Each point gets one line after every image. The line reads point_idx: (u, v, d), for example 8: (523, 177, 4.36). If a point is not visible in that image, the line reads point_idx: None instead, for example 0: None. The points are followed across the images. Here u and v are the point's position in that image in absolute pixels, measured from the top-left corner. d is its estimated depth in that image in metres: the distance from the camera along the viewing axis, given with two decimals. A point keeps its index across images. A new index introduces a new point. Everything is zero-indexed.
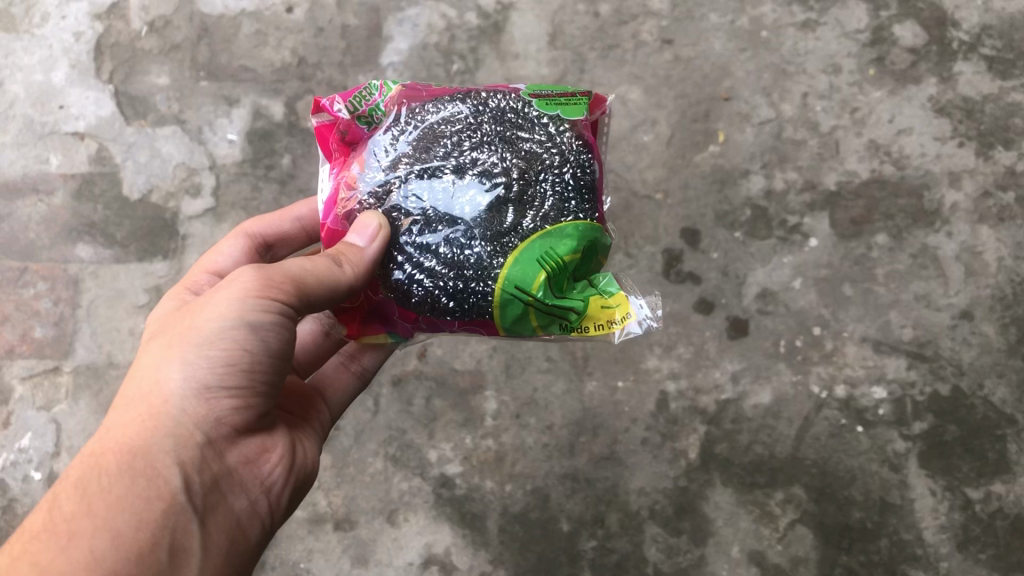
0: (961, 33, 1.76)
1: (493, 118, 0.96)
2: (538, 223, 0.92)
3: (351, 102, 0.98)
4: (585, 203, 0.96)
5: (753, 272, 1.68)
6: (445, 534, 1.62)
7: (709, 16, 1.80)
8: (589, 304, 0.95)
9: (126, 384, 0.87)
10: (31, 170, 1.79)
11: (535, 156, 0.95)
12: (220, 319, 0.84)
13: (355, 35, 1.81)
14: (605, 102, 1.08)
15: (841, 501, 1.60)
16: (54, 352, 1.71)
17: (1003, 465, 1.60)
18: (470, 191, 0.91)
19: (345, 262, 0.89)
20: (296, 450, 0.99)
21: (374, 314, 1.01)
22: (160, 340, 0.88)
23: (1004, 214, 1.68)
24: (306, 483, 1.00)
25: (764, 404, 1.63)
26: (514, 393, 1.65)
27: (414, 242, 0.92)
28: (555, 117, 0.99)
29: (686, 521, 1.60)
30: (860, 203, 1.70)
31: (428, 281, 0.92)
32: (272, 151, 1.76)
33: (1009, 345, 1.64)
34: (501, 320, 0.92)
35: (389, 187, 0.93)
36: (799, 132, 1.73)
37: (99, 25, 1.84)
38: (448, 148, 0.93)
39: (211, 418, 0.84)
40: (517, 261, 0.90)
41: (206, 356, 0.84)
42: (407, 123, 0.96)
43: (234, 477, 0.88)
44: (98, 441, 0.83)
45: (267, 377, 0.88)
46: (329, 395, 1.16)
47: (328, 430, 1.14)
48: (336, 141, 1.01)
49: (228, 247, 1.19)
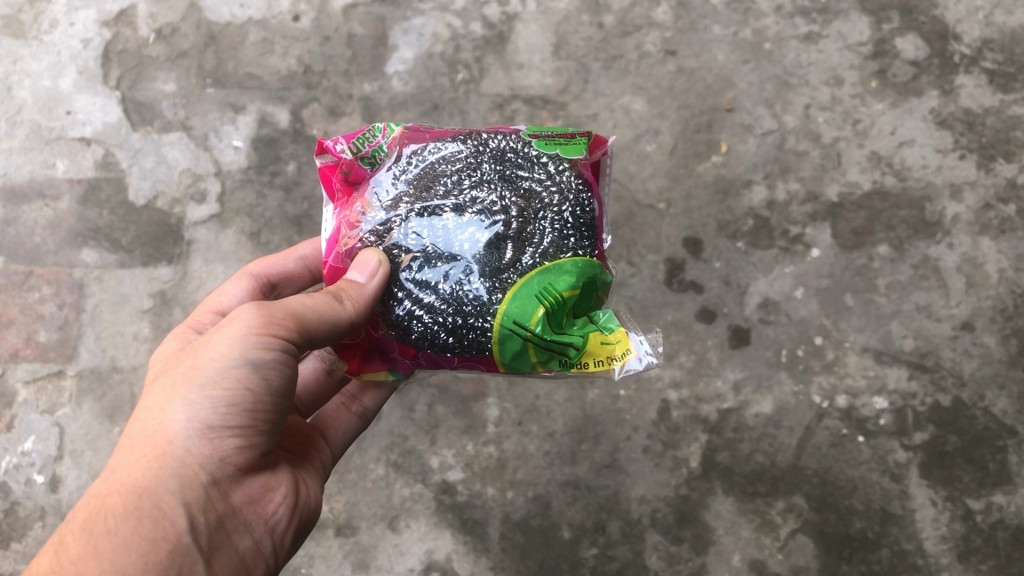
0: (963, 46, 1.78)
1: (492, 158, 0.98)
2: (536, 260, 0.93)
3: (354, 143, 1.01)
4: (585, 240, 0.97)
5: (755, 282, 1.69)
6: (446, 541, 1.62)
7: (712, 27, 1.81)
8: (589, 340, 0.94)
9: (131, 426, 0.87)
10: (38, 175, 1.80)
11: (534, 194, 0.96)
12: (223, 358, 0.85)
13: (361, 43, 1.83)
14: (606, 144, 1.10)
15: (842, 510, 1.60)
16: (58, 356, 1.72)
17: (1004, 476, 1.60)
18: (470, 228, 0.93)
19: (346, 297, 0.91)
20: (301, 487, 0.98)
21: (375, 351, 1.02)
22: (164, 381, 0.89)
23: (1006, 226, 1.69)
24: (310, 521, 1.00)
25: (765, 413, 1.63)
26: (516, 400, 1.65)
27: (414, 278, 0.94)
28: (555, 157, 1.00)
29: (687, 529, 1.60)
30: (861, 214, 1.71)
31: (427, 317, 0.93)
32: (278, 158, 1.77)
33: (1010, 356, 1.64)
34: (501, 356, 0.92)
35: (390, 225, 0.96)
36: (801, 143, 1.74)
37: (107, 32, 1.85)
38: (448, 187, 0.96)
39: (215, 458, 0.84)
40: (515, 297, 0.91)
41: (209, 395, 0.84)
42: (408, 163, 0.99)
43: (240, 517, 0.87)
44: (104, 483, 0.83)
45: (270, 415, 0.88)
46: (330, 434, 1.17)
47: (329, 469, 1.13)
48: (339, 181, 1.04)
49: (233, 287, 1.20)
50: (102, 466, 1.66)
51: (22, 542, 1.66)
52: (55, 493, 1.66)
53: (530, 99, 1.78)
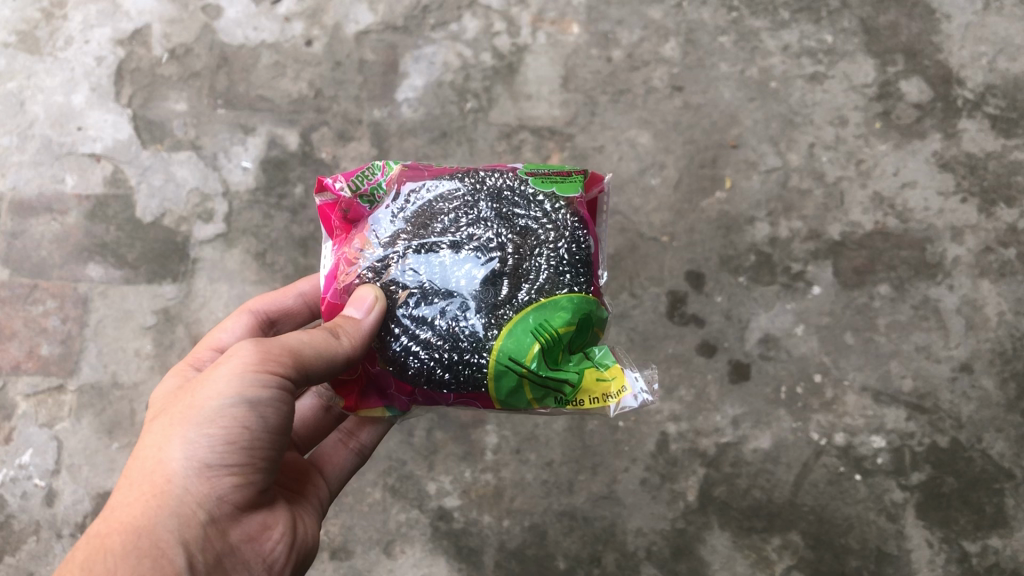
0: (966, 91, 1.80)
1: (489, 196, 1.00)
2: (533, 296, 0.94)
3: (353, 181, 1.02)
4: (580, 277, 0.98)
5: (756, 317, 1.70)
6: (442, 567, 1.61)
7: (720, 65, 1.83)
8: (584, 378, 0.95)
9: (130, 466, 0.87)
10: (47, 190, 1.81)
11: (530, 231, 0.98)
12: (220, 396, 0.86)
13: (372, 70, 1.85)
14: (603, 181, 1.12)
15: (838, 549, 1.60)
16: (59, 370, 1.72)
17: (999, 519, 1.60)
18: (467, 265, 0.94)
19: (343, 333, 0.92)
20: (297, 525, 0.98)
21: (372, 387, 1.02)
22: (162, 420, 0.89)
23: (1005, 270, 1.71)
24: (307, 559, 0.99)
25: (763, 448, 1.63)
26: (515, 428, 1.66)
27: (411, 314, 0.95)
28: (551, 195, 1.02)
29: (683, 563, 1.60)
30: (863, 254, 1.72)
31: (423, 353, 0.94)
32: (285, 180, 1.78)
33: (1008, 400, 1.65)
34: (496, 392, 0.93)
35: (388, 262, 0.97)
36: (805, 181, 1.76)
37: (121, 51, 1.87)
38: (445, 225, 0.97)
39: (213, 496, 0.84)
40: (511, 332, 0.92)
41: (207, 434, 0.85)
42: (407, 201, 1.01)
43: (239, 556, 0.87)
44: (103, 522, 0.83)
45: (268, 453, 0.88)
46: (327, 470, 1.17)
47: (327, 506, 1.14)
48: (338, 219, 1.05)
49: (233, 323, 1.20)
50: (100, 482, 1.66)
51: (15, 556, 1.65)
52: (51, 507, 1.65)
53: (537, 129, 1.80)
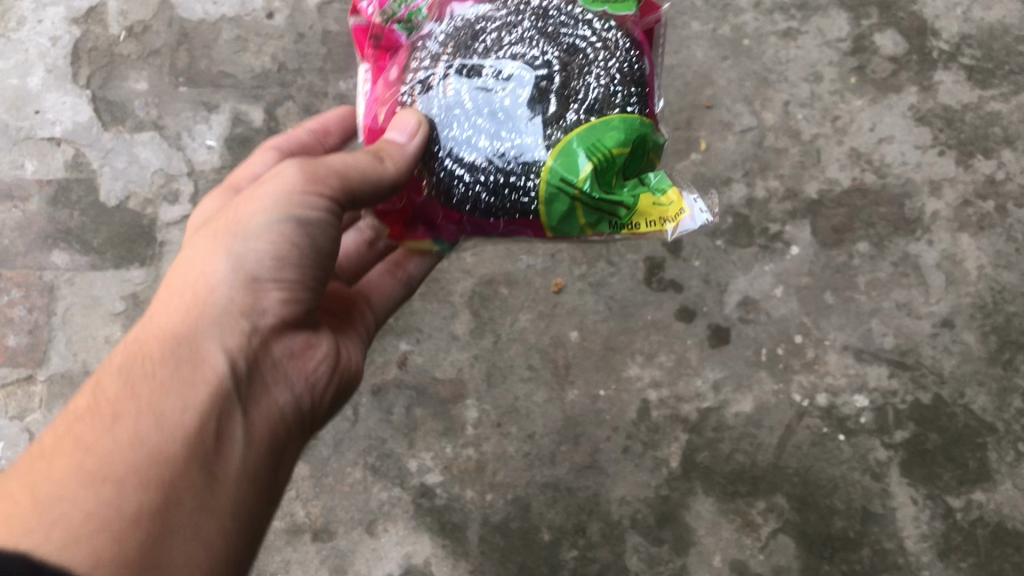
0: (941, 42, 1.78)
1: (535, 15, 0.94)
2: (583, 116, 0.89)
3: (389, 7, 1.02)
4: (635, 98, 0.93)
5: (734, 280, 1.68)
6: (426, 544, 1.58)
7: (691, 24, 1.79)
8: (639, 202, 0.92)
9: (171, 276, 0.92)
10: (6, 176, 1.76)
11: (579, 49, 0.92)
12: (265, 208, 0.89)
13: (336, 40, 1.80)
14: (658, 9, 1.06)
15: (824, 509, 1.58)
16: (28, 361, 1.66)
17: (984, 474, 1.59)
18: (513, 85, 0.89)
19: (388, 157, 0.89)
20: (342, 352, 1.06)
21: (419, 219, 1.01)
22: (203, 233, 0.92)
23: (984, 223, 1.70)
24: (350, 384, 1.07)
25: (745, 412, 1.62)
26: (496, 401, 1.64)
27: (455, 139, 0.91)
28: (602, 14, 0.96)
29: (668, 530, 1.57)
30: (841, 212, 1.70)
31: (468, 177, 0.90)
32: (252, 157, 1.74)
33: (990, 353, 1.64)
34: (547, 219, 0.90)
35: (430, 82, 0.93)
36: (781, 140, 1.74)
37: (77, 30, 1.82)
38: (488, 44, 0.92)
39: (258, 308, 0.90)
40: (560, 151, 0.88)
41: (254, 248, 0.89)
42: (446, 24, 0.96)
43: (280, 370, 0.94)
44: (142, 329, 0.88)
45: (314, 271, 0.94)
46: (374, 300, 1.18)
47: (371, 339, 1.18)
48: (372, 46, 1.06)
49: (262, 158, 1.11)
50: None
51: None
52: None
53: None
